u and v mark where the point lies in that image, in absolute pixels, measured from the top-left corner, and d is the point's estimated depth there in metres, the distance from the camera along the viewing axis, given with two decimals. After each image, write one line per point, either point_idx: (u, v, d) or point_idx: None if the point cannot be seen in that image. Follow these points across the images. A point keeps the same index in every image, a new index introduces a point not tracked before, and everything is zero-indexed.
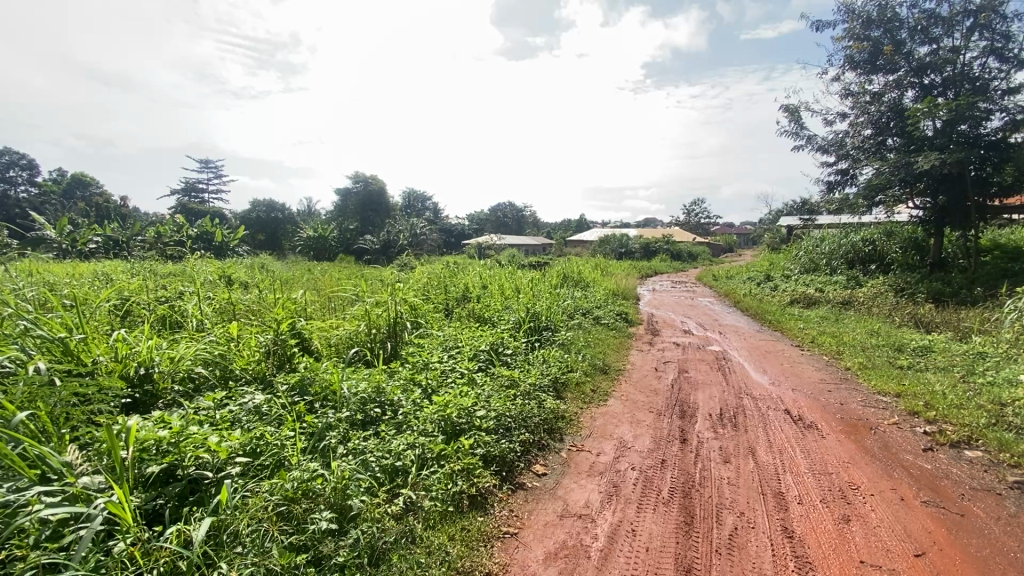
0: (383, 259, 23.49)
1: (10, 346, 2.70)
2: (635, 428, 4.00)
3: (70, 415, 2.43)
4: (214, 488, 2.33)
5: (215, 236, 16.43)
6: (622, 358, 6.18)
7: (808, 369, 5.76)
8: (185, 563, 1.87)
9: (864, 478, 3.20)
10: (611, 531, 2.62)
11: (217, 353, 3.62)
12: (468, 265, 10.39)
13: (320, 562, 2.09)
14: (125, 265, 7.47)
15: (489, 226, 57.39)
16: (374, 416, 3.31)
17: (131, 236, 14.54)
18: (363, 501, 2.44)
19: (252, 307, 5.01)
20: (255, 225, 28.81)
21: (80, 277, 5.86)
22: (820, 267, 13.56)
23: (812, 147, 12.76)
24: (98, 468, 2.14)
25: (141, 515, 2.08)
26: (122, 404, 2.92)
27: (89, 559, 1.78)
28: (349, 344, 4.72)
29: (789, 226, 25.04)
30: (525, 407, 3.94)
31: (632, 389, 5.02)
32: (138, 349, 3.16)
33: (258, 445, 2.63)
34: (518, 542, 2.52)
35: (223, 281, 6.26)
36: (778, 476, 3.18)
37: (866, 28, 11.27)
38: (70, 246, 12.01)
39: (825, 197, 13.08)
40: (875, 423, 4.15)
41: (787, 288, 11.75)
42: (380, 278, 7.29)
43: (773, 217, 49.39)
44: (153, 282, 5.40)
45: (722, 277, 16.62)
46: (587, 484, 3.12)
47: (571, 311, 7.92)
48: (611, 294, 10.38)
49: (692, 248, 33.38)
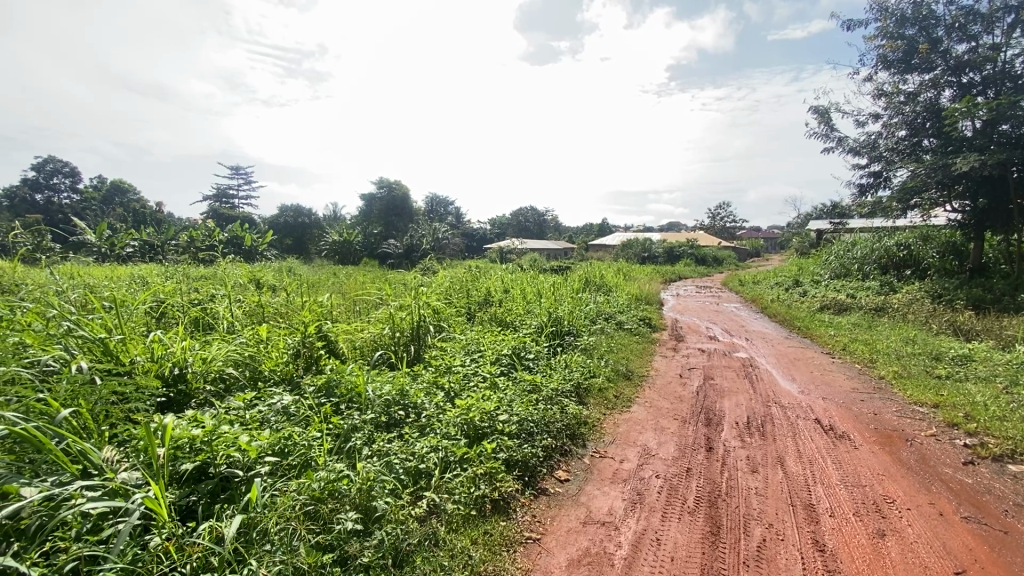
0: (406, 264, 23.81)
1: (55, 345, 2.83)
2: (659, 435, 3.94)
3: (109, 413, 2.54)
4: (244, 487, 2.37)
5: (244, 240, 16.91)
6: (646, 364, 6.12)
7: (839, 377, 5.59)
8: (217, 559, 1.91)
9: (900, 491, 3.09)
10: (635, 539, 2.59)
11: (248, 355, 3.72)
12: (489, 269, 10.46)
13: (346, 562, 2.12)
14: (160, 268, 7.73)
15: (510, 231, 57.58)
16: (398, 419, 3.34)
17: (165, 241, 15.07)
18: (387, 502, 2.46)
19: (281, 309, 5.15)
20: (282, 230, 29.57)
21: (118, 280, 6.09)
22: (851, 272, 13.17)
23: (842, 149, 12.45)
24: (136, 464, 2.23)
25: (175, 510, 2.15)
26: (157, 403, 3.03)
27: (127, 552, 1.84)
28: (372, 347, 4.77)
29: (820, 229, 24.49)
30: (547, 412, 3.92)
31: (656, 395, 4.96)
32: (173, 350, 3.28)
33: (287, 445, 2.67)
34: (541, 548, 2.51)
35: (253, 284, 6.46)
36: (809, 488, 3.09)
37: (900, 26, 10.94)
38: (109, 249, 12.57)
39: (856, 199, 12.72)
40: (911, 434, 4.00)
41: (816, 294, 11.43)
42: (403, 282, 7.38)
43: (802, 221, 48.40)
44: (186, 284, 5.61)
45: (748, 283, 16.29)
46: (611, 491, 3.09)
47: (594, 315, 7.86)
48: (634, 299, 10.30)
49: (717, 252, 32.97)
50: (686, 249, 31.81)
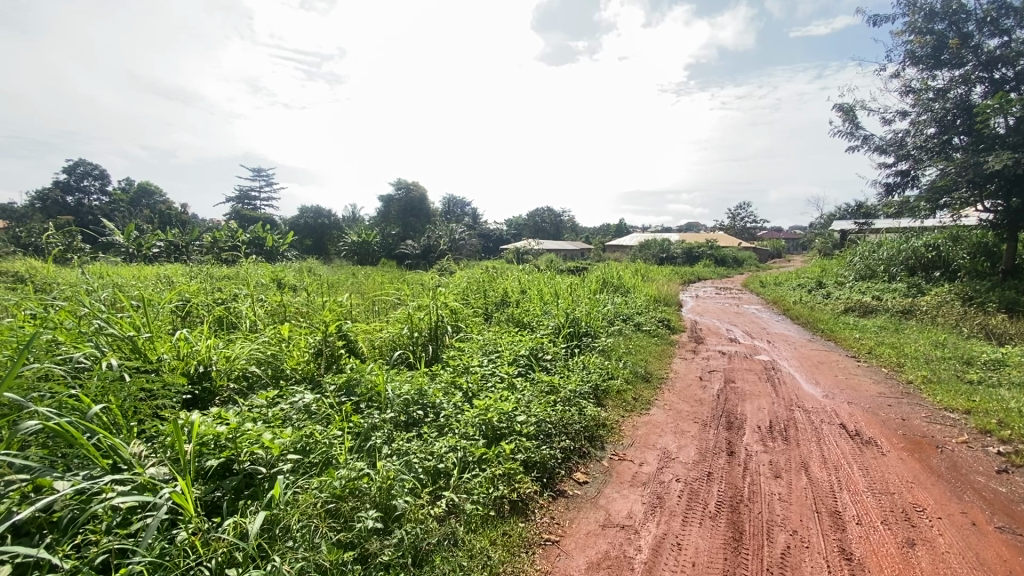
0: (423, 264, 23.97)
1: (86, 343, 2.92)
2: (679, 438, 3.89)
3: (138, 409, 2.61)
4: (268, 484, 2.40)
5: (266, 241, 17.22)
6: (665, 366, 6.04)
7: (865, 381, 5.45)
8: (242, 554, 1.94)
9: (930, 500, 2.99)
10: (655, 543, 2.55)
11: (270, 353, 3.77)
12: (506, 269, 10.47)
13: (367, 560, 2.14)
14: (185, 268, 7.90)
15: (526, 232, 57.58)
16: (416, 418, 3.36)
17: (189, 241, 15.40)
18: (407, 501, 2.47)
19: (301, 309, 5.23)
20: (302, 232, 30.03)
21: (145, 279, 6.26)
22: (877, 274, 12.85)
23: (868, 147, 12.15)
24: (163, 460, 2.28)
25: (201, 505, 2.20)
26: (183, 400, 3.10)
27: (155, 546, 1.88)
28: (391, 347, 4.80)
29: (844, 230, 23.96)
30: (565, 414, 3.90)
31: (675, 398, 4.89)
32: (198, 349, 3.35)
33: (308, 443, 2.70)
34: (560, 550, 2.50)
35: (274, 284, 6.57)
36: (834, 494, 3.01)
37: (929, 21, 10.64)
38: (136, 250, 12.91)
39: (882, 199, 12.40)
40: (942, 441, 3.88)
41: (841, 296, 11.18)
42: (421, 282, 7.43)
43: (826, 222, 47.38)
44: (210, 284, 5.73)
45: (770, 284, 16.01)
46: (630, 494, 3.06)
47: (612, 317, 7.80)
48: (652, 301, 10.20)
49: (738, 253, 32.46)
50: (705, 249, 31.39)
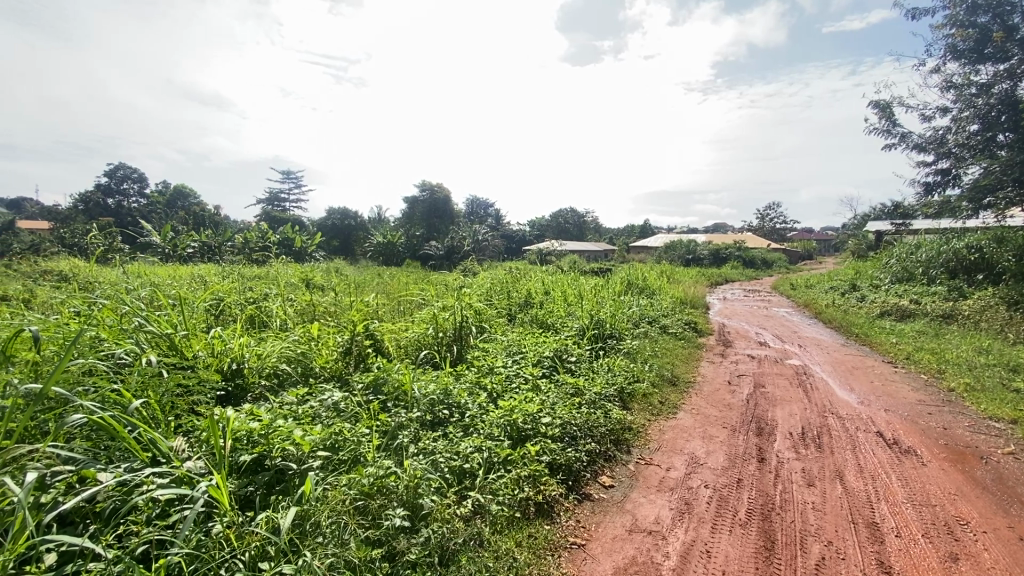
0: (446, 265, 24.16)
1: (127, 339, 3.04)
2: (707, 443, 3.82)
3: (175, 404, 2.69)
4: (298, 480, 2.44)
5: (295, 242, 17.66)
6: (692, 369, 5.93)
7: (903, 388, 5.24)
8: (274, 548, 1.98)
9: (975, 513, 2.85)
10: (683, 550, 2.51)
11: (300, 352, 3.85)
12: (530, 270, 10.46)
13: (395, 558, 2.16)
14: (218, 268, 8.15)
15: (549, 232, 57.39)
16: (442, 418, 3.39)
17: (222, 242, 15.88)
18: (434, 501, 2.48)
19: (330, 308, 5.33)
20: (329, 232, 30.65)
21: (180, 278, 6.48)
22: (915, 276, 12.39)
23: (906, 145, 11.72)
24: (200, 454, 2.35)
25: (235, 499, 2.25)
26: (217, 396, 3.19)
27: (192, 538, 1.93)
28: (416, 347, 4.85)
29: (880, 231, 23.18)
30: (591, 416, 3.87)
31: (703, 402, 4.80)
32: (231, 346, 3.45)
33: (337, 440, 2.74)
34: (586, 554, 2.47)
35: (304, 284, 6.72)
36: (872, 505, 2.90)
37: (971, 14, 10.20)
38: (172, 250, 13.40)
39: (921, 199, 11.95)
40: (986, 452, 3.70)
41: (876, 299, 10.81)
42: (446, 283, 7.51)
43: (859, 223, 45.93)
44: (242, 284, 5.88)
45: (800, 286, 15.58)
46: (657, 499, 3.01)
47: (637, 319, 7.71)
48: (678, 302, 10.05)
49: (767, 254, 31.72)
50: (732, 250, 30.75)
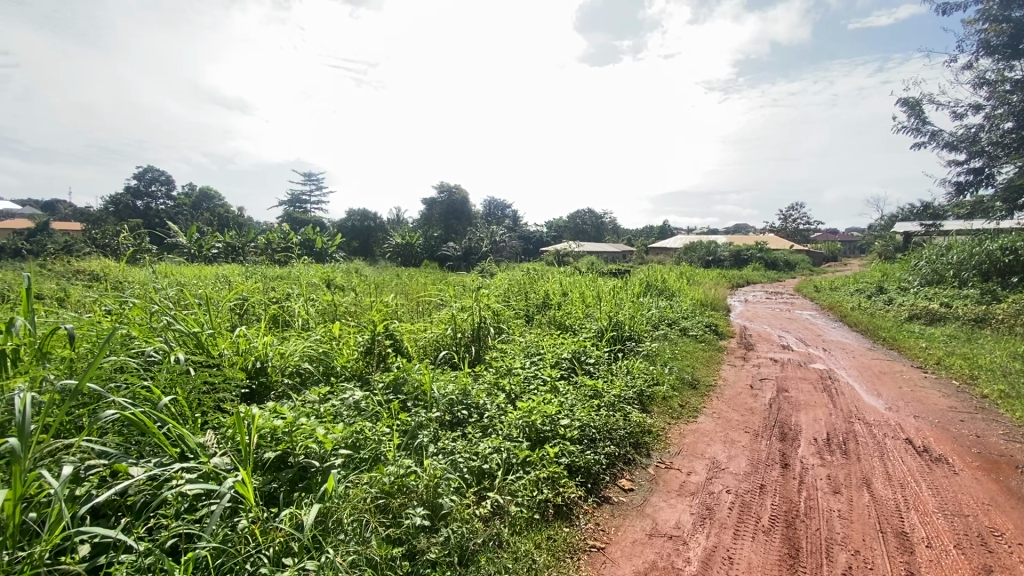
0: (463, 266, 24.27)
1: (157, 338, 3.12)
2: (729, 448, 3.76)
3: (202, 401, 2.76)
4: (320, 477, 2.48)
5: (315, 243, 17.96)
6: (713, 373, 5.85)
7: (933, 394, 5.08)
8: (297, 544, 2.01)
9: (1011, 524, 2.75)
10: (705, 556, 2.47)
11: (322, 351, 3.90)
12: (547, 271, 10.44)
13: (415, 557, 2.17)
14: (242, 269, 8.33)
15: (567, 233, 57.21)
16: (461, 418, 3.41)
17: (245, 243, 16.22)
18: (453, 500, 2.49)
19: (351, 308, 5.40)
20: (349, 233, 31.05)
21: (206, 279, 6.64)
22: (945, 279, 12.02)
23: (936, 143, 11.39)
24: (226, 450, 2.40)
25: (259, 495, 2.30)
26: (242, 394, 3.26)
27: (219, 532, 1.98)
28: (435, 347, 4.88)
29: (909, 233, 22.54)
30: (610, 419, 3.84)
31: (724, 406, 4.73)
32: (256, 345, 3.53)
33: (359, 439, 2.77)
34: (606, 558, 2.46)
35: (325, 284, 6.82)
36: (901, 514, 2.82)
37: (1005, 8, 9.86)
38: (198, 251, 13.73)
39: (952, 200, 11.59)
40: (1022, 461, 3.56)
41: (904, 302, 10.51)
42: (464, 283, 7.54)
43: (887, 224, 44.73)
44: (265, 284, 5.99)
45: (825, 289, 15.25)
46: (678, 504, 2.98)
47: (657, 321, 7.63)
48: (699, 305, 9.93)
49: (790, 256, 31.09)
50: (754, 251, 30.26)
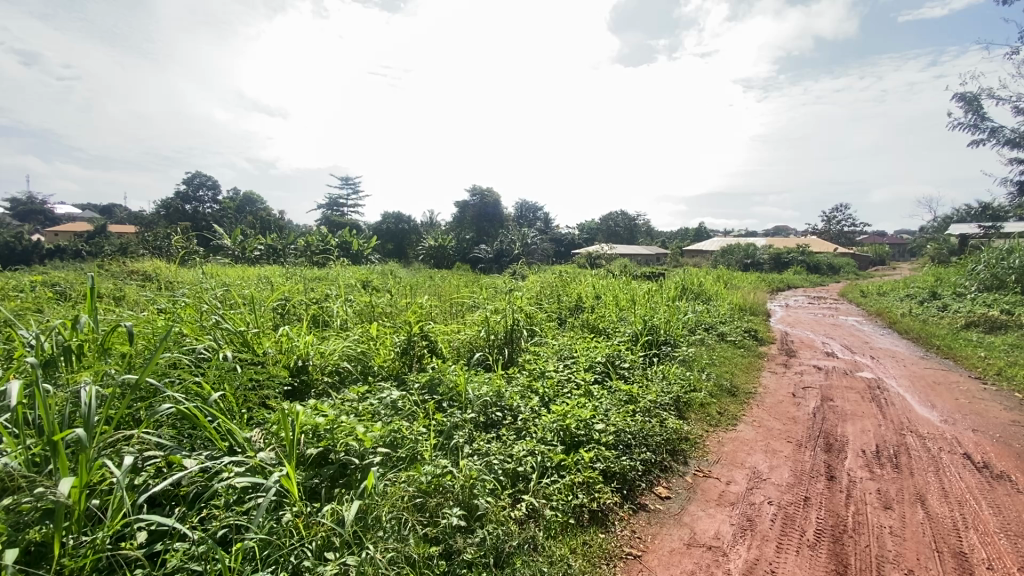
0: (495, 269, 24.43)
1: (205, 335, 3.27)
2: (770, 458, 3.64)
3: (248, 398, 2.88)
4: (361, 474, 2.54)
5: (352, 245, 18.45)
6: (753, 379, 5.68)
7: (994, 407, 4.78)
8: (339, 539, 2.06)
9: None
10: (746, 568, 2.40)
11: (360, 351, 3.99)
12: (580, 274, 10.39)
13: (451, 555, 2.20)
14: (283, 270, 8.62)
15: (599, 235, 56.74)
16: (495, 420, 3.43)
17: (286, 245, 16.81)
18: (488, 502, 2.51)
19: (387, 309, 5.51)
20: (384, 236, 31.72)
21: (249, 279, 6.90)
22: (1006, 284, 11.29)
23: (996, 141, 10.74)
24: (272, 446, 2.48)
25: (303, 490, 2.37)
26: (284, 391, 3.38)
27: (265, 524, 2.05)
28: (469, 348, 4.92)
29: (965, 234, 21.32)
30: (646, 425, 3.78)
31: (765, 414, 4.58)
32: (297, 344, 3.66)
33: (396, 438, 2.82)
34: (642, 566, 2.42)
35: (362, 285, 6.98)
36: (959, 533, 2.67)
37: None
38: (242, 252, 14.30)
39: (1014, 201, 10.90)
40: None
41: (960, 308, 9.93)
42: (497, 285, 7.59)
43: (941, 225, 42.38)
44: (305, 285, 6.18)
45: (872, 293, 14.56)
46: (717, 514, 2.90)
47: (693, 325, 7.47)
48: (737, 309, 9.67)
49: (834, 259, 29.87)
50: (795, 254, 29.21)
